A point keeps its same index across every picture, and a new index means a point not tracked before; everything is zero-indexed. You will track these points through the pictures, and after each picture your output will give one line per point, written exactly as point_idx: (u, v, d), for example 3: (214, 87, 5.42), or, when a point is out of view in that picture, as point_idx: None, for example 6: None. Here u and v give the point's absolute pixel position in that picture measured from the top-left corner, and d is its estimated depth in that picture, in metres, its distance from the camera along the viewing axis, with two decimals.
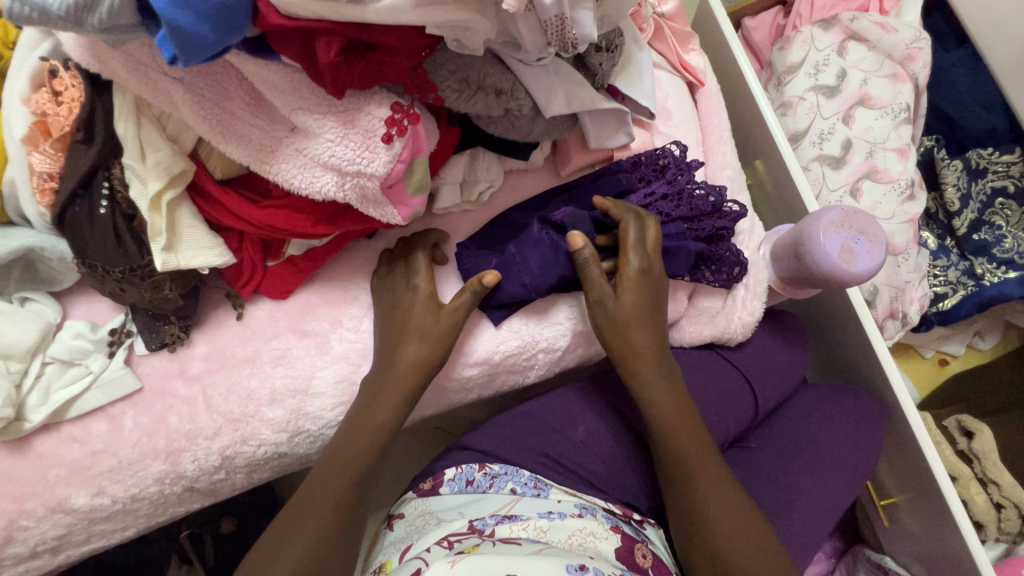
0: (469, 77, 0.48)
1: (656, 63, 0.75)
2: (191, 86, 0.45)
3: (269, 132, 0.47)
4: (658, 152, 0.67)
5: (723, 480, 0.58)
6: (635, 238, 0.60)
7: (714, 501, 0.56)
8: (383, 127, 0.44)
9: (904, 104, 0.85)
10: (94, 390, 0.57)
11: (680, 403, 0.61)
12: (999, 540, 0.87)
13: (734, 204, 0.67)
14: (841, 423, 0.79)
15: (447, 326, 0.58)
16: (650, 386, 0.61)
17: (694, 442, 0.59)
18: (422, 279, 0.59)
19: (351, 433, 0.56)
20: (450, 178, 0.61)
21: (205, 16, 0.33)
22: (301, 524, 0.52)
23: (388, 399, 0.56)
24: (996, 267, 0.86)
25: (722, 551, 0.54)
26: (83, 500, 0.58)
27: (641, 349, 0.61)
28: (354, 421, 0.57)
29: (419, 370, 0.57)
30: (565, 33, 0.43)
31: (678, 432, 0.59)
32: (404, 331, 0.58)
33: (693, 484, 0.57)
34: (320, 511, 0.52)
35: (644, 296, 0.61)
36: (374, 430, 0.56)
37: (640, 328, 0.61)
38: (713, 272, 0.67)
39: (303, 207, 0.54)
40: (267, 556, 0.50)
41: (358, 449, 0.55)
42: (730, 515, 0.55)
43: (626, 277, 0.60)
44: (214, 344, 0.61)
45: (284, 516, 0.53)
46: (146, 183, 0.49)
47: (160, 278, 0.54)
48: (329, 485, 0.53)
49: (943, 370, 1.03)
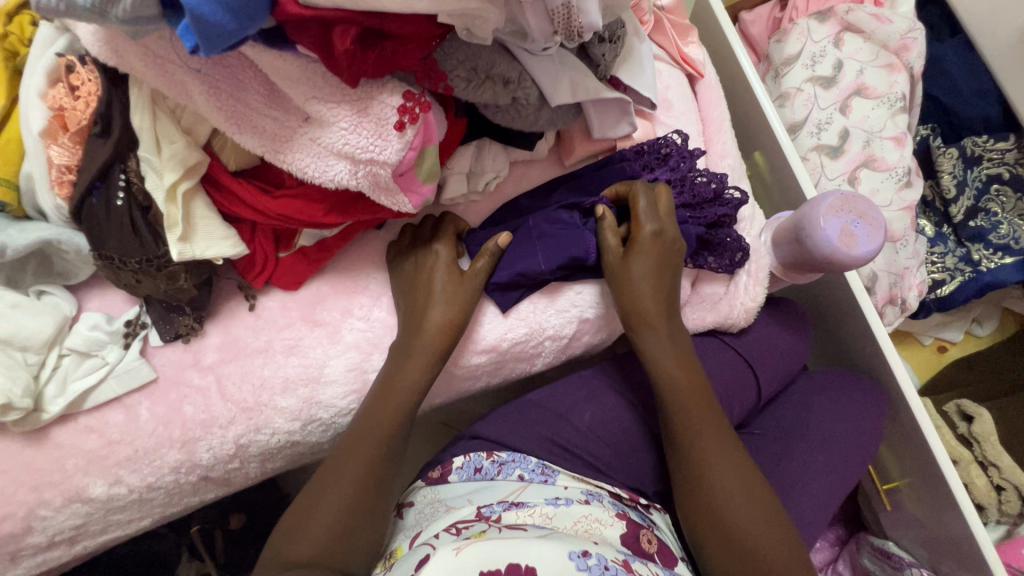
0: (477, 66, 0.49)
1: (656, 55, 0.77)
2: (208, 77, 0.46)
3: (284, 122, 0.48)
4: (661, 141, 0.68)
5: (727, 442, 0.59)
6: (646, 205, 0.62)
7: (713, 461, 0.58)
8: (395, 114, 0.46)
9: (900, 93, 0.86)
10: (110, 381, 0.58)
11: (688, 365, 0.63)
12: (1000, 521, 0.88)
13: (735, 190, 0.68)
14: (848, 406, 0.80)
15: (470, 290, 0.61)
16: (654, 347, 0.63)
17: (699, 404, 0.61)
18: (444, 247, 0.62)
19: (380, 400, 0.58)
20: (457, 169, 0.63)
21: (228, 7, 0.34)
22: (330, 497, 0.53)
23: (417, 358, 0.58)
24: (993, 253, 0.87)
25: (718, 506, 0.55)
26: (100, 489, 0.59)
27: (650, 311, 0.62)
28: (382, 384, 0.58)
29: (447, 330, 0.59)
30: (571, 22, 0.45)
31: (683, 393, 0.61)
32: (429, 294, 0.60)
33: (695, 445, 0.59)
34: (346, 487, 0.54)
35: (657, 259, 0.62)
36: (404, 394, 0.57)
37: (650, 291, 0.61)
38: (715, 258, 0.69)
39: (315, 197, 0.55)
40: (291, 530, 0.52)
41: (386, 422, 0.57)
42: (730, 475, 0.57)
43: (638, 240, 0.61)
44: (227, 335, 0.62)
45: (312, 490, 0.54)
46: (162, 174, 0.50)
47: (176, 268, 0.55)
48: (351, 464, 0.55)
49: (942, 357, 1.05)
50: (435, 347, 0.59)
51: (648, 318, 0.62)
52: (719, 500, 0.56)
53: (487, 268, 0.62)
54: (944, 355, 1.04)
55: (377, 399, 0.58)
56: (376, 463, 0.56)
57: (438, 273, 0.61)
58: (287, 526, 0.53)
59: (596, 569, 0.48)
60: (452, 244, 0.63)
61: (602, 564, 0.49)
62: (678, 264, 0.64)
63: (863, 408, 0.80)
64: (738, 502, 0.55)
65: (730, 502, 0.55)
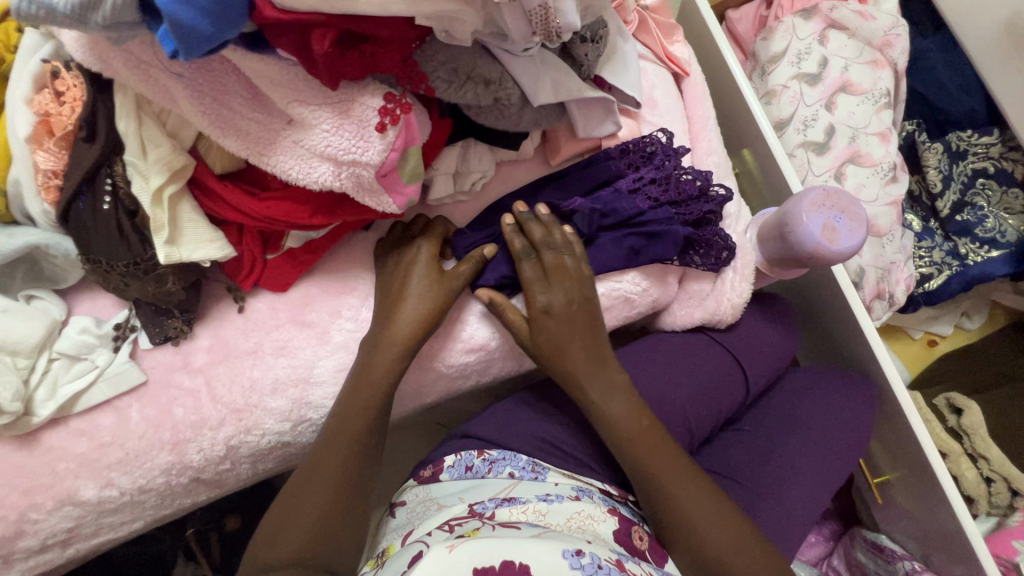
0: (458, 67, 0.49)
1: (641, 54, 0.77)
2: (191, 81, 0.46)
3: (267, 125, 0.48)
4: (646, 140, 0.69)
5: (689, 474, 0.59)
6: (532, 277, 0.62)
7: (683, 497, 0.58)
8: (376, 116, 0.46)
9: (884, 89, 0.87)
10: (100, 384, 0.59)
11: (633, 410, 0.62)
12: (991, 513, 0.89)
13: (719, 188, 0.69)
14: (829, 401, 0.81)
15: (445, 289, 0.61)
16: (602, 396, 0.62)
17: (653, 445, 0.60)
18: (423, 248, 0.63)
19: (352, 400, 0.58)
20: (443, 169, 0.63)
21: (205, 12, 0.35)
22: (306, 499, 0.54)
23: (386, 356, 0.59)
24: (979, 246, 0.88)
25: (702, 540, 0.56)
26: (92, 492, 0.59)
27: (577, 370, 0.62)
28: (354, 382, 0.58)
29: (419, 327, 0.59)
30: (549, 22, 0.45)
31: (636, 443, 0.60)
32: (403, 293, 0.60)
33: (664, 483, 0.59)
34: (321, 490, 0.54)
35: (564, 325, 0.62)
36: (377, 390, 0.58)
37: (573, 349, 0.62)
38: (701, 256, 0.69)
39: (301, 199, 0.56)
40: (276, 529, 0.53)
41: (357, 429, 0.57)
42: (702, 511, 0.57)
43: (533, 314, 0.61)
44: (216, 337, 0.62)
45: (290, 493, 0.55)
46: (148, 178, 0.51)
47: (164, 271, 0.56)
48: (325, 465, 0.55)
49: (932, 350, 1.04)
50: (404, 346, 0.59)
51: (580, 378, 0.62)
52: (699, 538, 0.56)
53: (474, 271, 0.62)
54: (934, 349, 1.04)
55: (348, 397, 0.58)
56: (351, 462, 0.56)
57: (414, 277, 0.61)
58: (270, 528, 0.53)
59: (590, 568, 0.48)
60: (433, 244, 0.63)
61: (596, 563, 0.49)
62: (592, 317, 0.63)
63: (840, 400, 0.81)
64: (717, 535, 0.56)
65: (710, 536, 0.56)
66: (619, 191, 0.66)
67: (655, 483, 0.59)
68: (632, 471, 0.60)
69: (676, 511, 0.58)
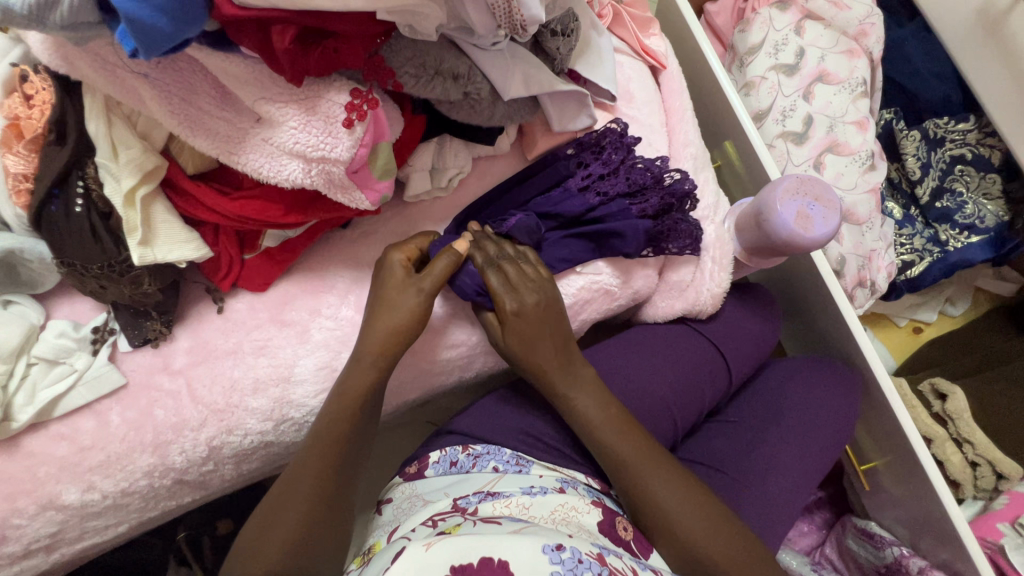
0: (426, 62, 0.50)
1: (617, 48, 0.78)
2: (157, 81, 0.47)
3: (236, 124, 0.49)
4: (599, 133, 0.69)
5: (661, 462, 0.60)
6: (498, 286, 0.60)
7: (657, 484, 0.59)
8: (343, 112, 0.46)
9: (860, 78, 0.88)
10: (80, 387, 0.59)
11: (603, 403, 0.63)
12: (977, 498, 0.90)
13: (674, 173, 0.69)
14: (815, 392, 0.81)
15: (417, 292, 0.59)
16: (574, 395, 0.63)
17: (625, 435, 0.61)
18: (398, 254, 0.61)
19: (336, 404, 0.58)
20: (419, 166, 0.63)
21: (163, 10, 0.35)
22: (287, 504, 0.54)
23: (363, 365, 0.59)
24: (959, 232, 0.89)
25: (680, 531, 0.57)
26: (74, 496, 0.59)
27: (544, 365, 0.63)
28: (340, 388, 0.58)
29: (395, 336, 0.59)
30: (513, 15, 0.45)
31: (609, 433, 0.61)
32: (380, 301, 0.60)
33: (637, 476, 0.59)
34: (301, 494, 0.54)
35: (531, 329, 0.62)
36: (360, 391, 0.58)
37: (541, 347, 0.63)
38: (671, 241, 0.69)
39: (274, 197, 0.56)
40: (256, 536, 0.53)
41: (341, 434, 0.57)
42: (677, 497, 0.58)
43: (505, 318, 0.61)
44: (196, 339, 0.62)
45: (272, 498, 0.55)
46: (119, 179, 0.51)
47: (139, 273, 0.56)
48: (306, 470, 0.55)
49: (917, 338, 1.05)
50: (382, 348, 0.59)
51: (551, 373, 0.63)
52: (676, 524, 0.57)
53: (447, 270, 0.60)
54: (919, 336, 1.05)
55: (334, 401, 0.58)
56: (332, 463, 0.56)
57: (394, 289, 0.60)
58: (250, 538, 0.53)
59: (569, 562, 0.48)
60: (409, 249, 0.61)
61: (577, 557, 0.49)
62: (555, 319, 0.63)
63: (824, 392, 0.81)
64: (692, 520, 0.57)
65: (685, 520, 0.57)
66: (569, 190, 0.67)
67: (629, 471, 0.60)
68: (607, 462, 0.61)
69: (652, 499, 0.58)
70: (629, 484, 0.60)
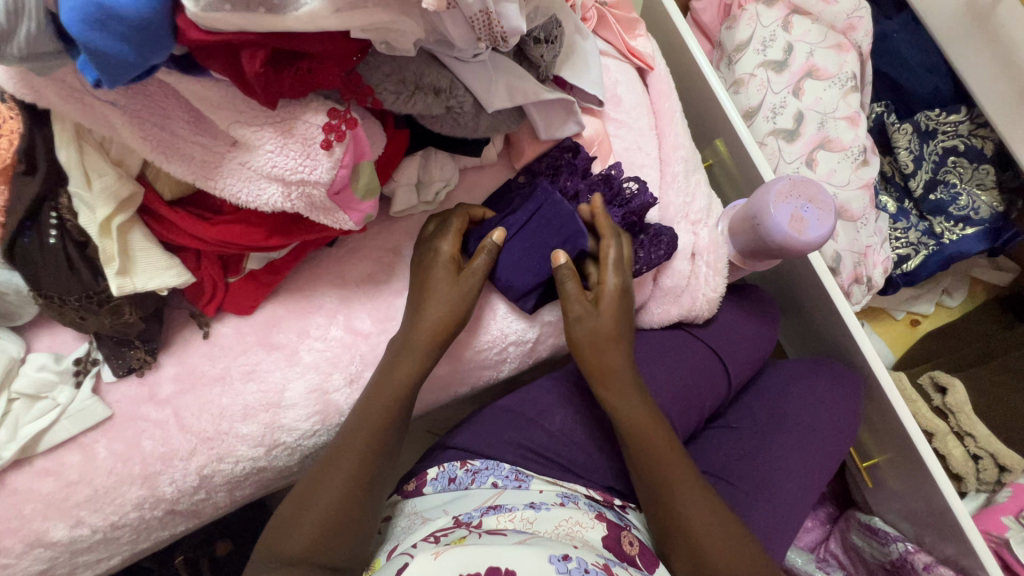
0: (406, 77, 0.48)
1: (602, 51, 0.76)
2: (127, 108, 0.45)
3: (211, 148, 0.47)
4: (550, 155, 0.68)
5: (702, 493, 0.60)
6: (616, 256, 0.63)
7: (693, 511, 0.58)
8: (321, 134, 0.45)
9: (850, 72, 0.87)
10: (63, 421, 0.57)
11: (650, 417, 0.62)
12: (980, 490, 0.89)
13: (633, 183, 0.67)
14: (827, 393, 0.81)
15: (467, 288, 0.61)
16: (619, 393, 0.63)
17: (665, 446, 0.61)
18: (449, 241, 0.62)
19: (364, 416, 0.58)
20: (404, 180, 0.62)
21: (124, 37, 0.33)
22: (314, 497, 0.55)
23: (396, 376, 0.59)
24: (954, 225, 0.89)
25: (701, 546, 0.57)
26: (62, 532, 0.57)
27: (605, 356, 0.63)
28: (363, 407, 0.59)
29: (441, 326, 0.60)
30: (493, 27, 0.44)
31: (649, 438, 0.61)
32: (429, 290, 0.60)
33: (669, 485, 0.60)
34: (330, 496, 0.55)
35: (621, 305, 0.63)
36: (388, 399, 0.58)
37: (618, 331, 0.64)
38: (649, 250, 0.67)
39: (255, 221, 0.54)
40: (283, 530, 0.54)
41: (355, 450, 0.57)
42: (716, 534, 0.57)
43: (603, 293, 0.63)
44: (182, 365, 0.61)
45: (299, 490, 0.56)
46: (94, 209, 0.49)
47: (119, 302, 0.54)
48: (327, 483, 0.55)
49: (915, 330, 1.04)
50: (428, 342, 0.59)
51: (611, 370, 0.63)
52: (699, 541, 0.57)
53: (487, 266, 0.62)
54: (916, 328, 1.04)
55: (370, 399, 0.59)
56: (354, 481, 0.56)
57: (486, 243, 0.62)
58: (286, 514, 0.55)
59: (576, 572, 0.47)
60: (457, 240, 0.62)
61: (583, 566, 0.48)
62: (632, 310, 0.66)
63: (836, 397, 0.80)
64: (724, 550, 0.56)
65: (707, 537, 0.57)
66: None
67: (672, 498, 0.59)
68: (651, 485, 0.61)
69: (690, 534, 0.57)
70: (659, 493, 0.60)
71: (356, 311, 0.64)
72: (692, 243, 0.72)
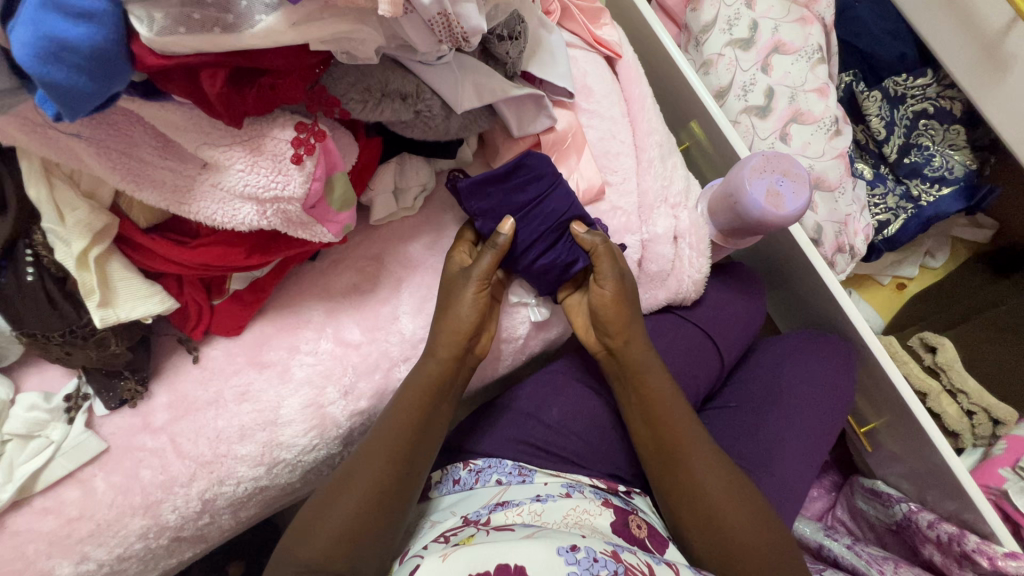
0: (371, 85, 0.49)
1: (569, 43, 0.76)
2: (93, 140, 0.44)
3: (182, 172, 0.47)
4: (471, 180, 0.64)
5: (728, 473, 0.61)
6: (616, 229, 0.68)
7: (708, 481, 0.60)
8: (290, 148, 0.45)
9: (815, 45, 0.88)
10: (59, 459, 0.56)
11: (667, 389, 0.64)
12: (977, 445, 0.90)
13: None
14: (833, 361, 0.81)
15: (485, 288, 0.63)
16: (638, 366, 0.65)
17: (682, 418, 0.63)
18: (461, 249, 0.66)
19: (396, 416, 0.59)
20: (381, 188, 0.62)
21: (80, 68, 0.33)
22: (337, 503, 0.56)
23: (427, 390, 0.61)
24: (930, 186, 0.90)
25: (716, 512, 0.58)
26: (68, 569, 0.56)
27: (626, 330, 0.65)
28: (399, 409, 0.59)
29: (451, 366, 0.62)
30: (453, 29, 0.43)
31: (667, 408, 0.63)
32: (451, 300, 0.62)
33: (685, 455, 0.61)
34: (353, 501, 0.56)
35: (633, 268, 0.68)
36: (419, 400, 0.60)
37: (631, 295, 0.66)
38: None
39: (234, 241, 0.54)
40: (307, 526, 0.56)
41: (385, 457, 0.57)
42: (728, 506, 0.58)
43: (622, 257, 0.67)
44: (175, 392, 0.61)
45: (327, 491, 0.58)
46: (70, 243, 0.49)
47: (104, 334, 0.54)
48: (355, 481, 0.56)
49: (902, 294, 1.04)
50: (446, 361, 0.61)
51: (631, 337, 0.66)
52: (713, 507, 0.59)
53: (494, 262, 0.63)
54: (903, 292, 1.04)
55: (404, 396, 0.60)
56: (382, 482, 0.56)
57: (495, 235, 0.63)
58: (310, 513, 0.57)
59: (585, 562, 0.47)
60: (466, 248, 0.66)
61: (591, 556, 0.47)
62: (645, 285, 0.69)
63: (843, 365, 0.81)
64: (737, 515, 0.58)
65: (722, 504, 0.58)
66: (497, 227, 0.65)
67: (695, 485, 0.60)
68: (666, 462, 0.62)
69: (713, 517, 0.58)
70: (671, 462, 0.62)
71: (345, 322, 0.64)
72: (674, 226, 0.73)
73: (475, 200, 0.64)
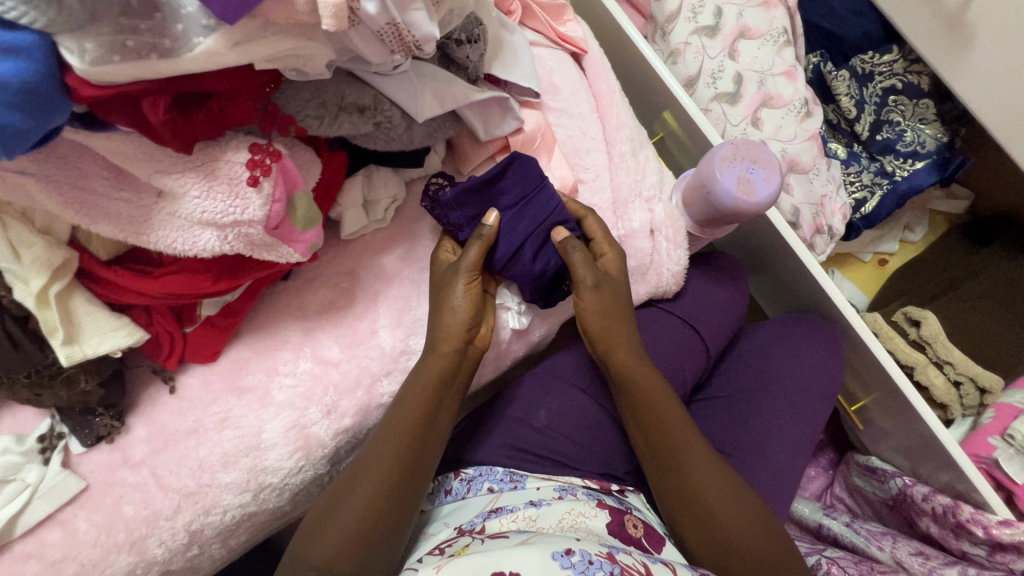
0: (326, 100, 0.48)
1: (532, 42, 0.76)
2: (42, 175, 0.43)
3: (137, 203, 0.46)
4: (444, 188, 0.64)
5: (722, 471, 0.61)
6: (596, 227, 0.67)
7: (703, 480, 0.60)
8: (246, 171, 0.44)
9: (780, 28, 0.88)
10: (37, 501, 0.55)
11: (659, 388, 0.64)
12: (966, 415, 0.90)
13: None
14: (824, 340, 0.81)
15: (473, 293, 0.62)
16: (627, 365, 0.64)
17: (675, 415, 0.63)
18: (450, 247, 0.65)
19: (393, 422, 0.58)
20: (350, 203, 0.61)
21: (12, 105, 0.31)
22: (338, 511, 0.55)
23: (411, 398, 0.59)
24: (903, 161, 0.90)
25: (713, 510, 0.58)
26: None
27: (613, 329, 0.65)
28: (394, 419, 0.58)
29: (440, 378, 0.60)
30: (404, 37, 0.43)
31: (660, 407, 0.63)
32: (443, 300, 0.62)
33: (679, 453, 0.61)
34: (352, 510, 0.54)
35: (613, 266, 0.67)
36: (413, 409, 0.59)
37: (614, 293, 0.65)
38: None
39: (199, 267, 0.53)
40: (307, 539, 0.54)
41: (385, 467, 0.56)
42: (725, 504, 0.58)
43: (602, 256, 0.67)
44: (153, 424, 0.59)
45: (328, 500, 0.56)
46: (28, 281, 0.47)
47: (73, 372, 0.53)
48: (354, 490, 0.55)
49: (884, 269, 1.03)
50: (438, 372, 0.60)
51: (615, 338, 0.65)
52: (710, 506, 0.58)
53: (480, 254, 0.62)
54: (885, 268, 1.03)
55: (400, 403, 0.59)
56: (384, 486, 0.55)
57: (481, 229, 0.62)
58: (310, 525, 0.56)
59: (580, 565, 0.46)
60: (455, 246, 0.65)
61: (586, 558, 0.46)
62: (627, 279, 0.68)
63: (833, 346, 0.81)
64: (733, 513, 0.58)
65: (718, 503, 0.58)
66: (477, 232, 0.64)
67: (690, 484, 0.60)
68: (660, 461, 0.62)
69: (710, 516, 0.58)
70: (666, 461, 0.62)
71: (323, 340, 0.63)
72: (650, 220, 0.73)
73: (455, 207, 0.63)
